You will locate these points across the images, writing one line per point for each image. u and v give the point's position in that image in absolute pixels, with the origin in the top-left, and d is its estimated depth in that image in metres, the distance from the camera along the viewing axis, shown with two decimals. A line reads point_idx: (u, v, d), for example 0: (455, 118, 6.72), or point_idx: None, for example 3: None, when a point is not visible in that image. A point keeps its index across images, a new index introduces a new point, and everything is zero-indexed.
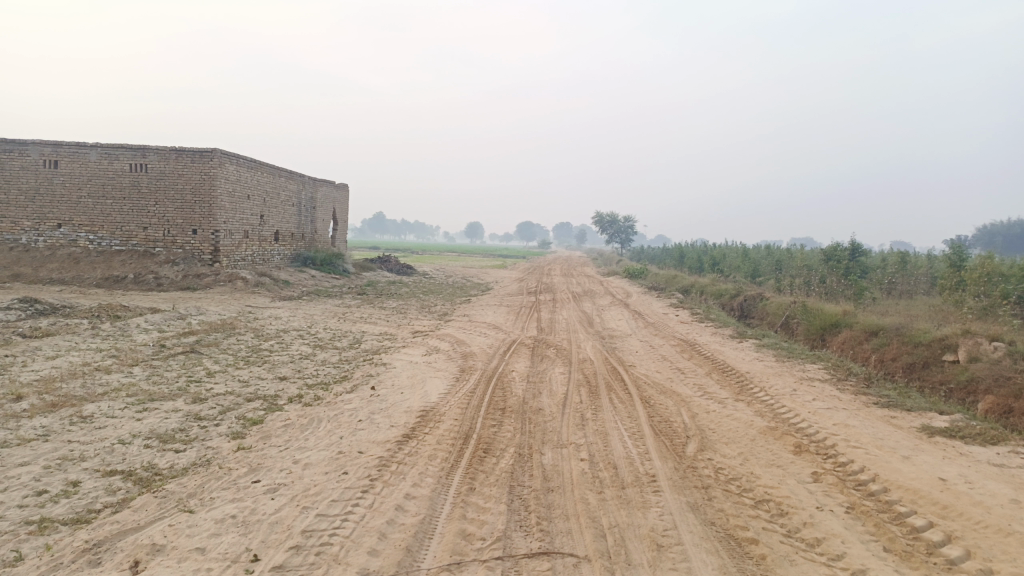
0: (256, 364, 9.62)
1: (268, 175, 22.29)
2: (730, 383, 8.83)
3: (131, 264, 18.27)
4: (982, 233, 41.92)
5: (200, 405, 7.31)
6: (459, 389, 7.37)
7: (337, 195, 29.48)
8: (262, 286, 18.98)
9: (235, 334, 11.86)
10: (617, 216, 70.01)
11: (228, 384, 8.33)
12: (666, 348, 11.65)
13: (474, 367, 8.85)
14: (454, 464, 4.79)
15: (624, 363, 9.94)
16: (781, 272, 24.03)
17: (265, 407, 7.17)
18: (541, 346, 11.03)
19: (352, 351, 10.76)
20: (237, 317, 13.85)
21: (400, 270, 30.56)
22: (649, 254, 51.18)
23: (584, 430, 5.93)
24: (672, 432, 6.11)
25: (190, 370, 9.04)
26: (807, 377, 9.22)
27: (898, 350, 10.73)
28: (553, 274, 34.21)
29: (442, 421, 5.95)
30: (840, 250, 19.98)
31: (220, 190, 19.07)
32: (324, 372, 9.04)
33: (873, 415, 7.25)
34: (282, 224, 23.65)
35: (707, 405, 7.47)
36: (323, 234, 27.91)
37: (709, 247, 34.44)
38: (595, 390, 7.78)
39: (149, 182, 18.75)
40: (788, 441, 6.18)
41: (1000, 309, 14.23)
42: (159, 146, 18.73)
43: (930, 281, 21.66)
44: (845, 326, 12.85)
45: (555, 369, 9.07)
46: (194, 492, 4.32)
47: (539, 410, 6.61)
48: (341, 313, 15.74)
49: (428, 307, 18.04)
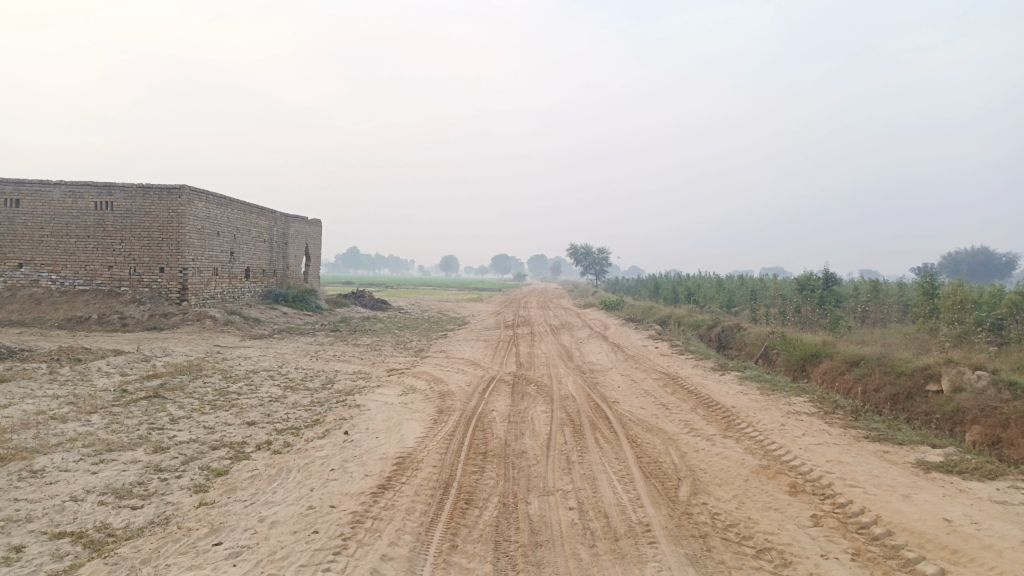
0: (224, 408, 9.17)
1: (238, 212, 21.90)
2: (716, 418, 8.59)
3: (95, 304, 17.68)
4: (949, 262, 42.72)
5: (161, 455, 6.87)
6: (437, 432, 7.03)
7: (310, 231, 29.11)
8: (231, 325, 18.46)
9: (202, 377, 11.39)
10: (591, 248, 70.31)
11: (193, 431, 7.89)
12: (649, 382, 11.39)
13: (452, 407, 8.51)
14: (434, 518, 4.45)
15: (607, 399, 9.66)
16: (756, 302, 24.06)
17: (232, 456, 6.76)
18: (521, 382, 10.72)
19: (325, 392, 10.36)
20: (206, 357, 13.36)
21: (374, 305, 30.10)
22: (624, 286, 51.28)
23: (570, 475, 5.62)
24: (662, 475, 5.82)
25: (153, 416, 8.58)
26: (793, 410, 9.02)
27: (882, 380, 10.60)
28: (530, 306, 33.98)
29: (420, 469, 5.60)
30: (814, 279, 20.00)
31: (189, 228, 18.64)
32: (294, 416, 8.63)
33: (866, 450, 7.03)
34: (253, 261, 23.19)
35: (696, 443, 7.20)
36: (296, 270, 27.43)
37: (684, 278, 34.52)
38: (579, 430, 7.48)
39: (114, 220, 18.28)
40: (783, 481, 5.93)
41: (976, 336, 14.25)
42: (125, 183, 18.31)
43: (903, 309, 21.79)
44: (826, 357, 12.74)
45: (537, 407, 8.74)
46: (148, 557, 3.93)
47: (522, 453, 6.29)
48: (314, 352, 15.30)
49: (403, 343, 17.63)
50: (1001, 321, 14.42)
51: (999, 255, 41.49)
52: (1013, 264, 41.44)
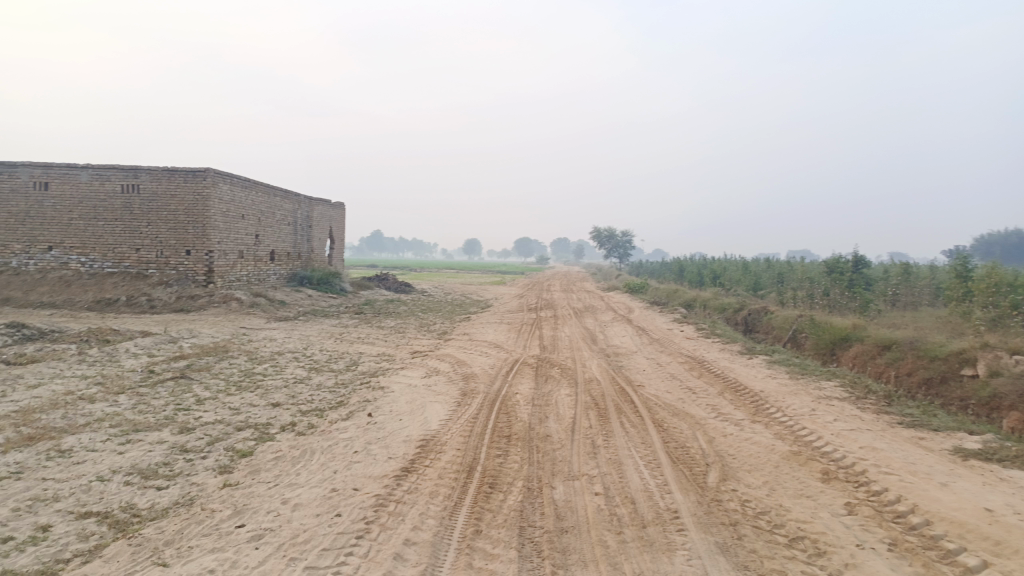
0: (248, 389, 9.21)
1: (263, 195, 21.98)
2: (744, 403, 8.43)
3: (123, 286, 17.88)
4: (981, 244, 41.84)
5: (187, 435, 6.89)
6: (460, 415, 6.96)
7: (334, 213, 29.18)
8: (257, 307, 18.58)
9: (227, 358, 11.45)
10: (615, 230, 69.83)
11: (218, 412, 7.92)
12: (675, 366, 11.24)
13: (476, 389, 8.45)
14: (458, 502, 4.38)
15: (632, 382, 9.55)
16: (783, 285, 23.69)
17: (256, 437, 6.76)
18: (545, 365, 10.63)
19: (349, 374, 10.36)
20: (231, 339, 13.45)
21: (398, 288, 30.17)
22: (648, 269, 50.90)
23: (596, 460, 5.52)
24: (690, 460, 5.70)
25: (179, 397, 8.63)
26: (824, 395, 8.83)
27: (914, 365, 10.35)
28: (553, 289, 33.81)
29: (444, 452, 5.54)
30: (843, 262, 19.60)
31: (214, 211, 18.74)
32: (318, 397, 8.63)
33: (900, 436, 6.84)
34: (278, 244, 23.30)
35: (724, 428, 7.07)
36: (320, 253, 27.53)
37: (709, 261, 34.11)
38: (604, 414, 7.37)
39: (141, 203, 18.43)
40: (815, 468, 5.78)
41: (1011, 319, 13.88)
42: (151, 166, 18.43)
43: (935, 292, 21.32)
44: (856, 340, 12.48)
45: (561, 390, 8.65)
46: (171, 539, 3.91)
47: (546, 437, 6.20)
48: (338, 334, 15.33)
49: (427, 325, 17.61)
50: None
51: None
52: None
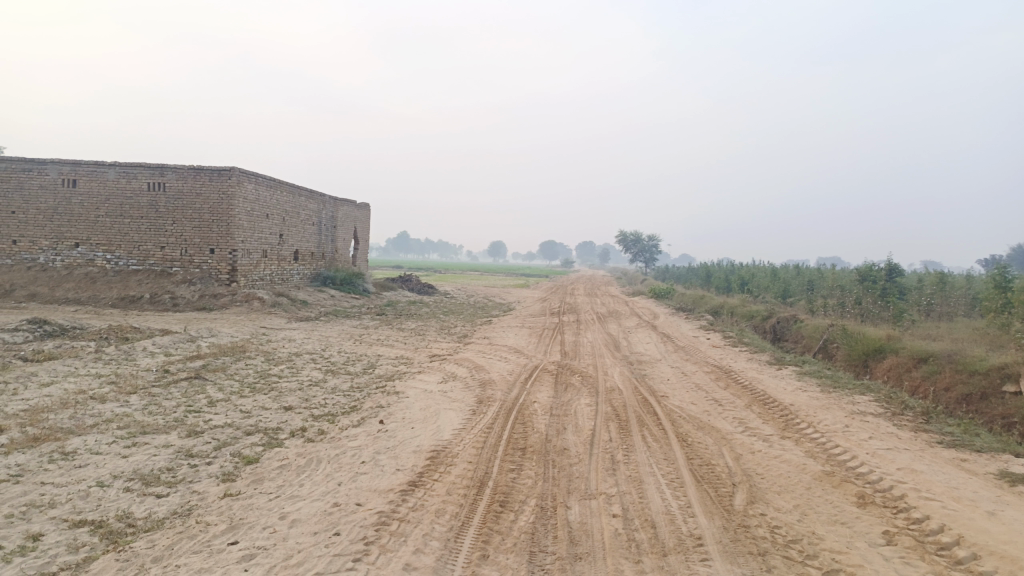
0: (262, 392, 9.05)
1: (288, 194, 21.96)
2: (773, 417, 8.06)
3: (147, 283, 17.92)
4: (1017, 254, 40.84)
5: (194, 439, 6.71)
6: (475, 424, 6.68)
7: (358, 214, 29.15)
8: (279, 307, 18.51)
9: (244, 359, 11.32)
10: (641, 234, 69.22)
11: (229, 415, 7.74)
12: (701, 376, 10.87)
13: (493, 397, 8.19)
14: (466, 522, 4.12)
15: (656, 392, 9.21)
16: (813, 292, 23.12)
17: (265, 443, 6.56)
18: (566, 373, 10.33)
19: (365, 378, 10.15)
20: (250, 339, 13.35)
21: (421, 290, 30.03)
22: (674, 274, 50.33)
23: (615, 477, 5.22)
24: (715, 480, 5.37)
25: (191, 398, 8.49)
26: (857, 410, 8.42)
27: (952, 380, 9.89)
28: (577, 293, 33.42)
29: (455, 464, 5.28)
30: (876, 270, 19.02)
31: (239, 209, 18.73)
32: (331, 402, 8.43)
33: (941, 457, 6.44)
34: (302, 244, 23.27)
35: (751, 444, 6.72)
36: (344, 253, 27.48)
37: (737, 267, 33.52)
38: (626, 426, 7.05)
39: (167, 201, 18.48)
40: (849, 491, 5.41)
41: None
42: (177, 164, 18.48)
43: (971, 302, 20.64)
44: (890, 352, 12.00)
45: (581, 400, 8.34)
46: (160, 556, 3.69)
47: (563, 450, 5.91)
48: (358, 335, 15.17)
49: (448, 328, 17.39)
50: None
51: None
52: None
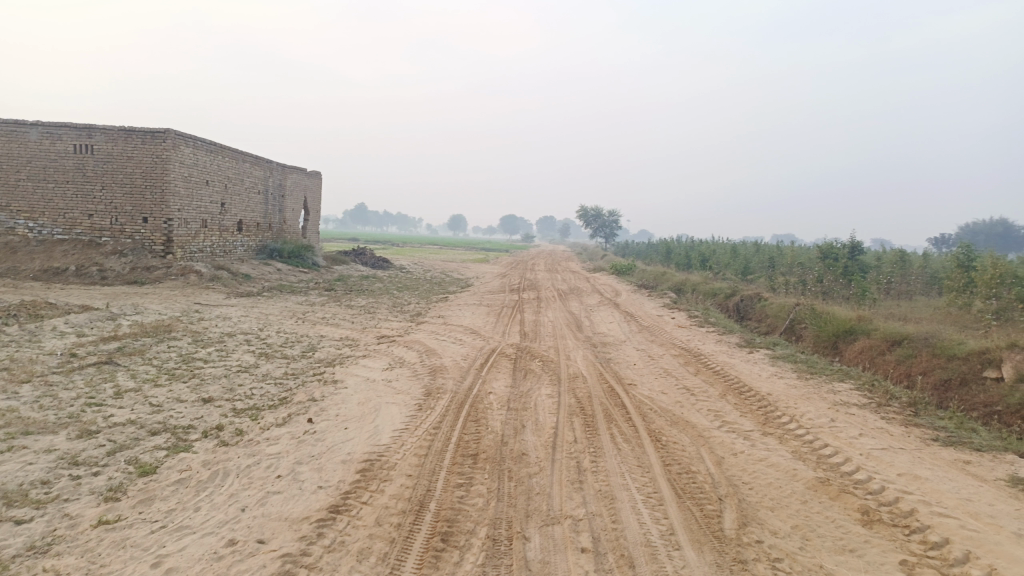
0: (181, 380, 7.99)
1: (230, 160, 20.49)
2: (751, 409, 7.34)
3: (74, 254, 16.43)
4: (967, 233, 41.42)
5: (84, 441, 5.66)
6: (419, 424, 5.77)
7: (309, 183, 27.68)
8: (218, 281, 17.25)
9: (168, 340, 10.19)
10: (601, 209, 68.54)
11: (136, 410, 6.69)
12: (669, 360, 10.11)
13: (443, 387, 7.27)
14: (395, 568, 3.26)
15: (623, 380, 8.42)
16: (774, 269, 22.65)
17: (169, 448, 5.55)
18: (525, 357, 9.46)
19: (302, 362, 9.16)
20: (179, 317, 12.17)
21: (374, 264, 28.80)
22: (634, 249, 49.81)
23: (582, 493, 4.38)
24: (699, 493, 4.57)
25: (96, 388, 7.38)
26: (840, 401, 7.74)
27: (930, 364, 9.32)
28: (537, 269, 32.49)
29: (391, 480, 4.38)
30: (838, 247, 18.57)
31: (174, 175, 17.29)
32: (259, 392, 7.43)
33: (942, 460, 5.75)
34: (246, 213, 21.88)
35: (732, 444, 5.95)
36: (292, 224, 26.08)
37: (696, 243, 33.03)
38: (591, 423, 6.21)
39: (95, 165, 16.95)
40: (851, 506, 4.66)
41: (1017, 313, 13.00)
42: (106, 125, 16.94)
43: (930, 280, 20.42)
44: (862, 334, 11.43)
45: (542, 390, 7.48)
46: None
47: (520, 457, 5.04)
48: (301, 313, 14.07)
49: (400, 306, 16.37)
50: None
51: (1017, 227, 40.46)
52: None
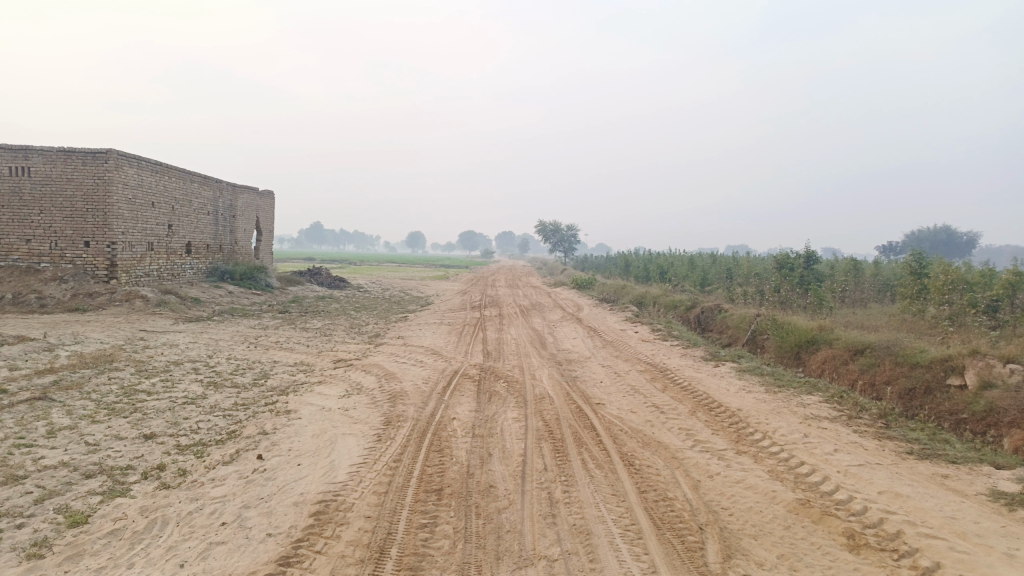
0: (121, 415, 7.46)
1: (177, 180, 19.80)
2: (723, 426, 7.14)
3: (10, 281, 15.58)
4: (912, 241, 42.55)
5: (9, 488, 5.13)
6: (379, 457, 5.40)
7: (262, 202, 27.01)
8: (165, 306, 16.55)
9: (109, 371, 9.60)
10: (559, 223, 68.74)
11: (69, 451, 6.15)
12: (635, 376, 9.89)
13: (404, 415, 6.91)
14: None
15: (590, 399, 8.16)
16: (732, 280, 22.78)
17: (104, 493, 5.07)
18: (489, 378, 9.14)
19: (254, 392, 8.69)
20: (122, 346, 11.53)
21: (331, 284, 28.20)
22: (593, 264, 49.95)
23: (555, 529, 4.09)
24: (679, 524, 4.31)
25: (27, 427, 6.81)
26: (810, 414, 7.60)
27: (894, 373, 9.28)
28: (497, 285, 32.19)
29: (349, 524, 4.02)
30: (794, 257, 18.65)
31: (118, 197, 16.57)
32: (206, 426, 6.96)
33: (920, 475, 5.60)
34: (194, 235, 21.16)
35: (708, 465, 5.73)
36: (244, 245, 25.35)
37: (654, 256, 33.10)
38: (561, 448, 5.92)
39: (32, 187, 16.17)
40: (835, 530, 4.45)
41: (970, 317, 13.16)
42: (43, 146, 16.18)
43: (882, 287, 20.68)
44: (824, 344, 11.39)
45: (508, 414, 7.17)
46: None
47: (488, 490, 4.72)
48: (254, 338, 13.52)
49: (357, 327, 15.90)
50: (993, 303, 13.30)
51: (960, 233, 41.71)
52: (974, 241, 41.54)
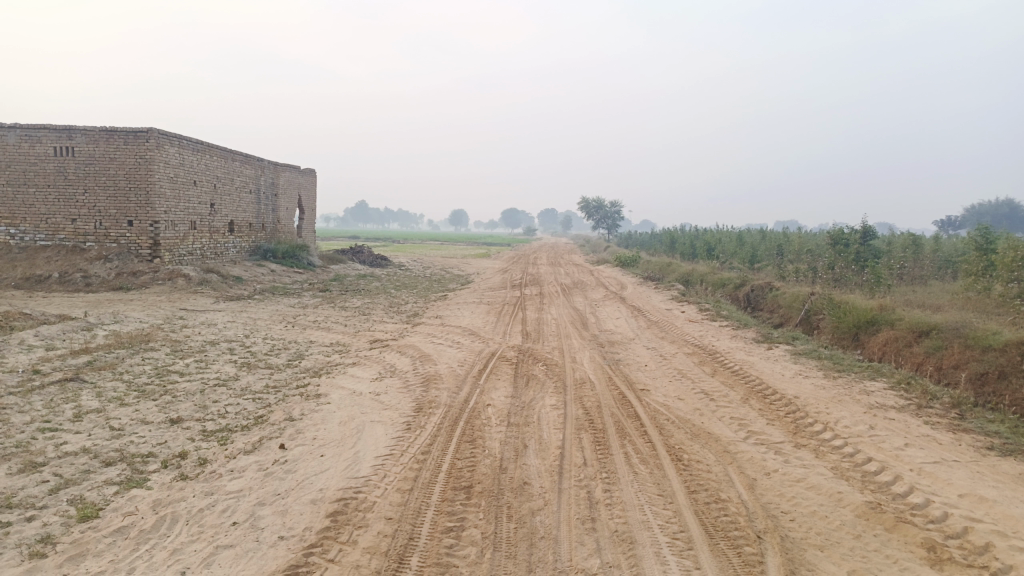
0: (150, 398, 7.28)
1: (219, 158, 19.78)
2: (778, 416, 6.61)
3: (57, 261, 15.69)
4: (971, 216, 40.56)
5: (25, 476, 4.91)
6: (407, 449, 5.05)
7: (303, 180, 26.98)
8: (206, 285, 16.56)
9: (144, 351, 9.49)
10: (603, 200, 67.69)
11: (93, 436, 5.96)
12: (682, 360, 9.38)
13: (436, 401, 6.56)
14: None
15: (634, 384, 7.71)
16: (783, 256, 21.88)
17: (121, 483, 4.82)
18: (527, 361, 8.75)
19: (286, 373, 8.46)
20: (160, 326, 11.46)
21: (373, 262, 28.13)
22: (637, 241, 49.05)
23: (594, 537, 3.69)
24: (733, 532, 3.86)
25: (54, 411, 6.66)
26: (875, 404, 7.01)
27: (963, 357, 8.57)
28: (539, 263, 31.73)
29: (368, 527, 3.69)
30: (848, 232, 17.71)
31: (160, 176, 16.56)
32: (233, 411, 6.72)
33: (1005, 474, 5.01)
34: (236, 214, 21.17)
35: (763, 461, 5.23)
36: (287, 224, 25.36)
37: (699, 232, 32.20)
38: (602, 439, 5.50)
39: (76, 167, 16.25)
40: (913, 540, 3.94)
41: None
42: (86, 126, 16.22)
43: (943, 264, 19.57)
44: (884, 324, 10.68)
45: (546, 400, 6.77)
46: None
47: (521, 487, 4.34)
48: (292, 317, 13.37)
49: (396, 306, 15.67)
50: None
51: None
52: None
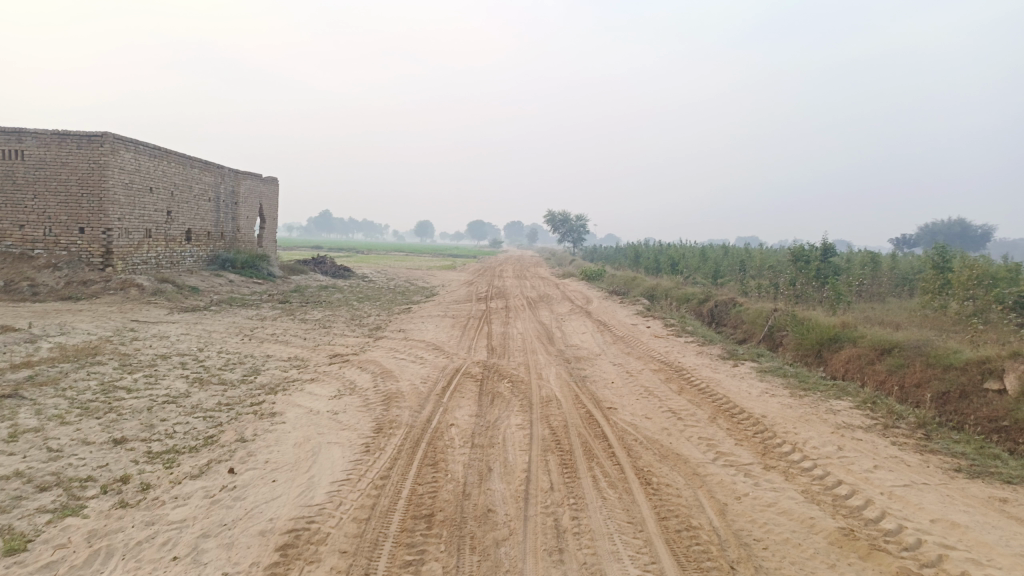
0: (94, 416, 6.88)
1: (177, 165, 19.24)
2: (747, 436, 6.50)
3: (2, 268, 15.01)
4: (926, 235, 41.52)
5: None
6: (365, 473, 4.80)
7: (265, 189, 26.45)
8: (161, 295, 16.01)
9: (90, 366, 9.04)
10: (569, 213, 67.91)
11: (28, 458, 5.58)
12: (649, 377, 9.26)
13: (397, 420, 6.30)
14: None
15: (601, 402, 7.55)
16: (745, 272, 22.04)
17: (55, 511, 4.47)
18: (492, 378, 8.53)
19: (241, 389, 8.12)
20: (109, 338, 10.97)
21: (335, 273, 27.66)
22: (602, 255, 49.22)
23: (562, 571, 3.49)
24: (706, 563, 3.70)
25: None
26: (842, 423, 6.95)
27: (925, 375, 8.59)
28: (505, 276, 31.54)
29: (320, 563, 3.43)
30: (809, 249, 17.89)
31: (114, 182, 16.00)
32: (182, 430, 6.38)
33: (975, 498, 4.95)
34: (194, 222, 20.60)
35: (734, 484, 5.10)
36: (247, 233, 24.80)
37: (663, 247, 32.38)
38: (569, 462, 5.31)
39: (25, 171, 15.64)
40: (888, 569, 3.82)
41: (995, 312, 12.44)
42: (37, 129, 15.64)
43: (900, 281, 19.90)
44: (847, 342, 10.71)
45: (511, 420, 6.56)
46: None
47: (485, 515, 4.12)
48: (249, 330, 12.96)
49: (358, 319, 15.33)
50: None
51: (975, 227, 40.79)
52: (989, 236, 40.56)
